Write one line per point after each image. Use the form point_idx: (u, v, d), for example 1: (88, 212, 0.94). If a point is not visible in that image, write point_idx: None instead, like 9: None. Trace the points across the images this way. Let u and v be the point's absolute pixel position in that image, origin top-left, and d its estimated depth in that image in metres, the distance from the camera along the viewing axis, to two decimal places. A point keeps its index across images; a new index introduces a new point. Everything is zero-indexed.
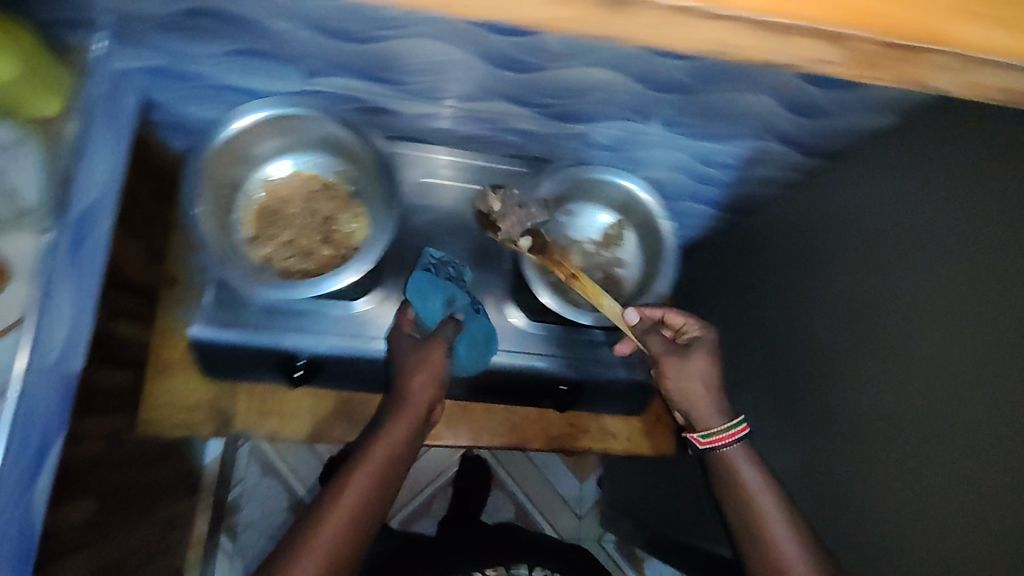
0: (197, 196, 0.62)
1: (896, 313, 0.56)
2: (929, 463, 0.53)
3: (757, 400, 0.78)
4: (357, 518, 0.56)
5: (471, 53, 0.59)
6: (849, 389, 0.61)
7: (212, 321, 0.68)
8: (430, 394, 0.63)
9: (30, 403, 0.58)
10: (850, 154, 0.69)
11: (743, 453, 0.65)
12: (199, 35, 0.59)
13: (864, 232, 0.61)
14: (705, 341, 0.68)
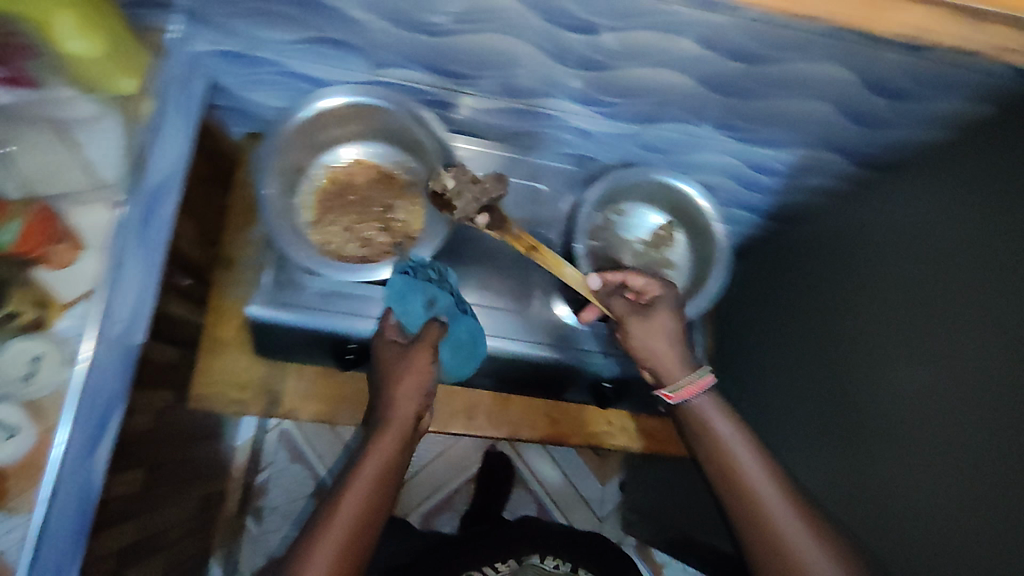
0: (266, 177, 0.64)
1: (936, 311, 0.59)
2: (952, 453, 0.54)
3: (795, 406, 0.79)
4: (346, 546, 0.53)
5: (542, 47, 0.62)
6: (894, 404, 0.62)
7: (270, 302, 0.71)
8: (414, 407, 0.60)
9: (96, 373, 0.59)
10: (909, 169, 0.70)
11: (710, 406, 0.63)
12: (281, 21, 0.62)
13: (915, 237, 0.64)
14: (666, 299, 0.67)
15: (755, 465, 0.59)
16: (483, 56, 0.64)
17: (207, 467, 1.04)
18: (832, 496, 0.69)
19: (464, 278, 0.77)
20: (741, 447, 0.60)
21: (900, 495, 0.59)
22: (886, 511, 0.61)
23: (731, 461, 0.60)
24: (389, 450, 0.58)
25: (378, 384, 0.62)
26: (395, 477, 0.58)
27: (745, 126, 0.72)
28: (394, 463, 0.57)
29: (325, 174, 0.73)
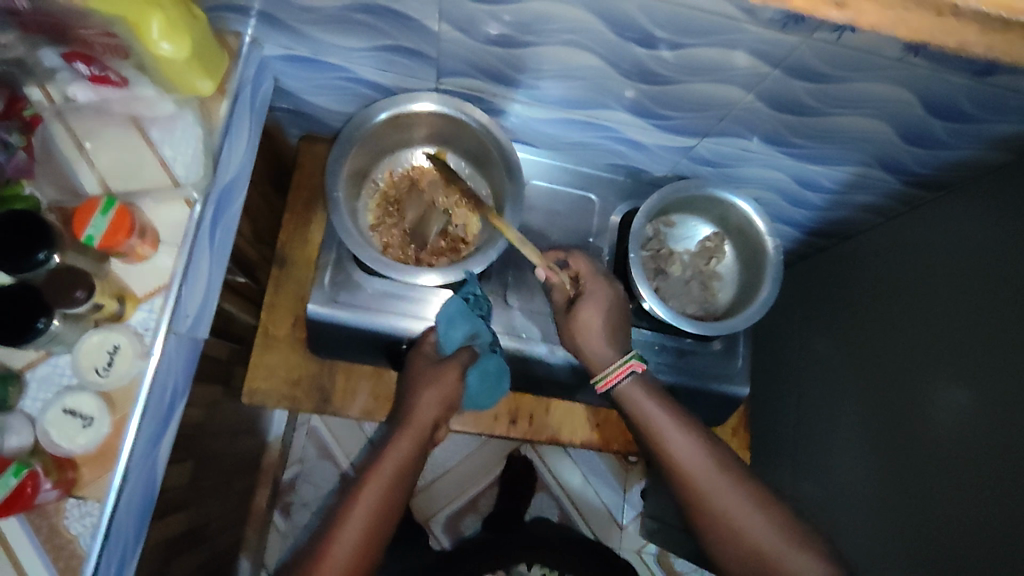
0: (338, 180, 0.65)
1: (991, 329, 0.61)
2: (998, 464, 0.57)
3: (834, 412, 0.82)
4: (368, 534, 0.58)
5: (607, 60, 0.63)
6: (951, 431, 0.63)
7: (326, 301, 0.72)
8: (434, 412, 0.67)
9: (169, 364, 0.61)
10: (969, 187, 0.72)
11: (637, 389, 0.66)
12: (353, 28, 0.64)
13: (970, 255, 0.66)
14: (595, 289, 0.69)
15: (690, 451, 0.63)
16: (546, 66, 0.66)
17: (242, 462, 1.05)
18: (884, 518, 0.71)
19: (514, 282, 0.78)
20: (672, 432, 0.64)
21: (956, 522, 0.61)
22: (941, 536, 0.62)
23: (668, 449, 0.63)
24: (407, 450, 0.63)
25: (405, 391, 0.69)
26: (409, 475, 0.63)
27: (798, 142, 0.73)
28: (411, 459, 0.63)
29: (384, 177, 0.74)
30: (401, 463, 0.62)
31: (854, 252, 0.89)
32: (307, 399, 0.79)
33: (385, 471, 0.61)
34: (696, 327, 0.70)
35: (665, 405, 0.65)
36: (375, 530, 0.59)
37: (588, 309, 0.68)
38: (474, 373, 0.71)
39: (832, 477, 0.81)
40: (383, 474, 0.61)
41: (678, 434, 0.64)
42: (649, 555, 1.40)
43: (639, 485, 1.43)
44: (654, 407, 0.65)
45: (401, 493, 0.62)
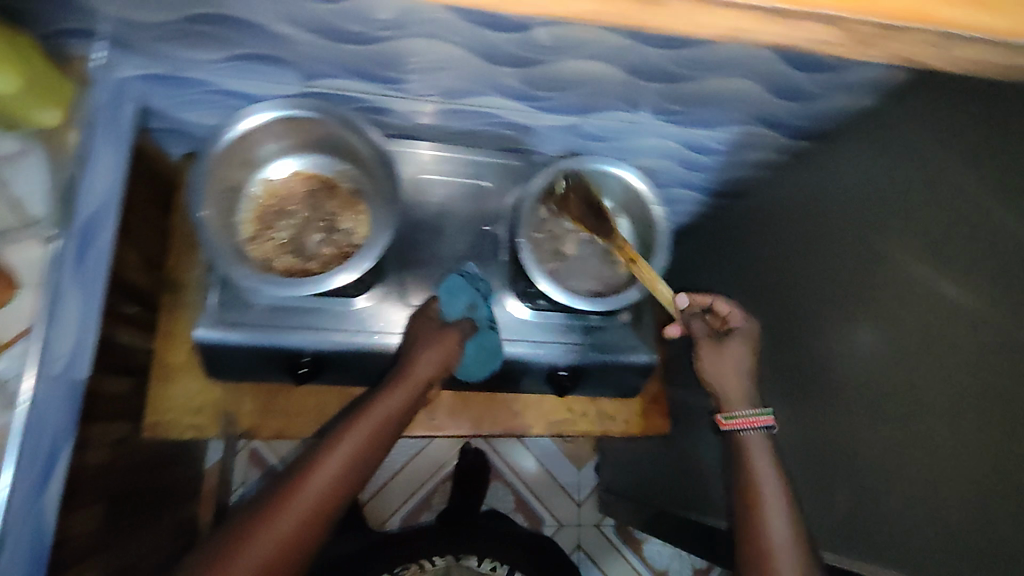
0: (201, 200, 0.62)
1: (892, 277, 0.59)
2: (913, 419, 0.55)
3: (835, 392, 0.64)
4: (314, 508, 0.54)
5: (467, 48, 0.62)
6: (863, 376, 0.60)
7: (216, 324, 0.69)
8: (431, 372, 0.64)
9: (40, 410, 0.58)
10: (845, 135, 0.71)
11: (759, 442, 0.65)
12: (200, 42, 0.61)
13: (860, 205, 0.64)
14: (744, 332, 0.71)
15: (777, 509, 0.60)
16: (412, 59, 0.64)
17: (171, 494, 1.02)
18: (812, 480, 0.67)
19: (415, 281, 0.77)
20: (768, 480, 0.62)
21: (883, 471, 0.58)
22: (870, 487, 0.60)
23: (754, 491, 0.61)
24: (389, 412, 0.61)
25: (405, 348, 0.67)
26: (382, 447, 0.60)
27: (678, 109, 0.73)
28: (401, 412, 0.61)
29: (260, 188, 0.72)
30: (375, 434, 0.59)
31: (750, 212, 0.88)
32: (212, 424, 0.77)
33: (368, 421, 0.59)
34: (594, 303, 0.70)
35: (774, 466, 0.63)
36: (323, 510, 0.54)
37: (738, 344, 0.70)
38: (472, 343, 0.71)
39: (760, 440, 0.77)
40: (366, 424, 0.59)
41: (769, 485, 0.62)
42: (608, 528, 1.42)
43: (592, 461, 1.45)
44: (763, 461, 0.63)
45: (366, 467, 0.58)
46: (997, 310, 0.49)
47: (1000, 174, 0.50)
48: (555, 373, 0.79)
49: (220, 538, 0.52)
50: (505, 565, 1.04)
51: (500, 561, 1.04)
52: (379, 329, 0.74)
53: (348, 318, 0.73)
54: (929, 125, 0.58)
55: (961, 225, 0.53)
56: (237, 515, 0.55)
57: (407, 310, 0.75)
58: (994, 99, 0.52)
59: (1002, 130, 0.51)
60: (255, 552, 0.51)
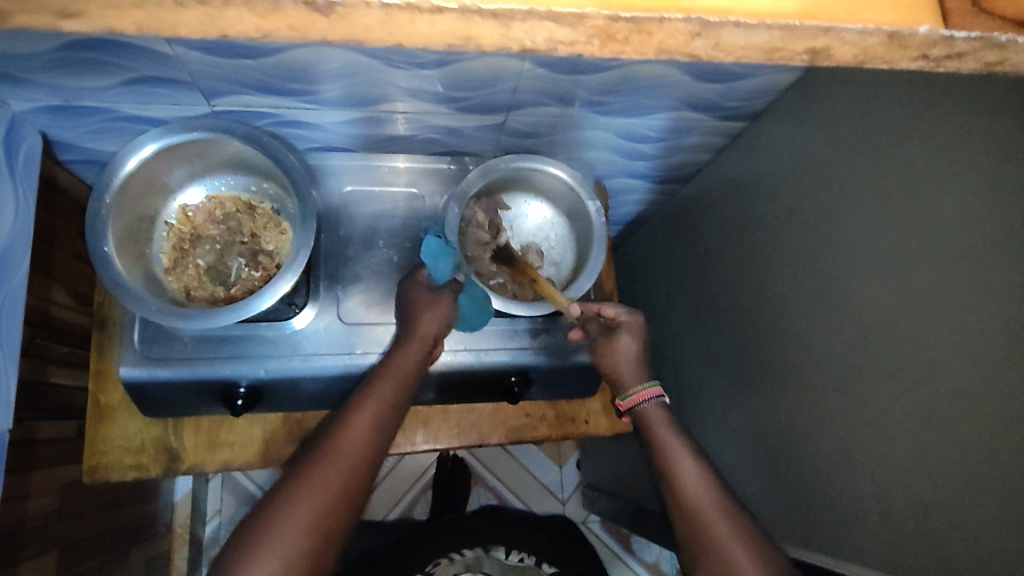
0: (105, 233, 0.59)
1: (850, 252, 0.58)
2: (878, 392, 0.54)
3: (808, 376, 0.64)
4: (350, 468, 0.55)
5: (370, 55, 0.59)
6: (827, 361, 0.61)
7: (142, 359, 0.67)
8: (436, 329, 0.65)
9: None
10: (793, 109, 0.70)
11: (657, 415, 0.67)
12: (87, 69, 0.58)
13: (812, 180, 0.64)
14: (633, 325, 0.70)
15: (697, 483, 0.61)
16: (312, 69, 0.61)
17: (135, 534, 0.99)
18: (787, 465, 0.68)
19: (349, 297, 0.74)
20: (680, 451, 0.63)
21: (849, 455, 0.58)
22: (835, 467, 0.60)
23: (675, 468, 0.63)
24: (408, 367, 0.63)
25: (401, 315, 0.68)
26: (403, 404, 0.61)
27: (605, 100, 0.71)
28: (416, 368, 0.63)
29: (178, 216, 0.70)
30: (397, 391, 0.61)
31: (711, 198, 0.87)
32: (154, 463, 0.74)
33: (387, 381, 0.61)
34: (528, 307, 0.67)
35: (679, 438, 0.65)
36: (359, 469, 0.55)
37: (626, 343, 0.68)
38: (465, 296, 0.69)
39: (737, 429, 0.78)
40: (386, 383, 0.61)
41: (687, 462, 0.63)
42: (594, 524, 1.41)
43: (574, 457, 1.44)
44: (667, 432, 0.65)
45: (392, 423, 0.60)
46: (945, 283, 0.48)
47: (939, 145, 0.49)
48: (504, 378, 0.77)
49: (263, 511, 0.52)
50: (534, 555, 1.02)
51: (529, 553, 1.02)
52: (315, 349, 0.71)
53: (280, 342, 0.71)
54: (865, 112, 0.57)
55: (899, 212, 0.52)
56: (276, 482, 0.55)
57: (344, 328, 0.72)
58: (923, 83, 0.51)
59: (940, 101, 0.49)
60: (302, 516, 0.51)
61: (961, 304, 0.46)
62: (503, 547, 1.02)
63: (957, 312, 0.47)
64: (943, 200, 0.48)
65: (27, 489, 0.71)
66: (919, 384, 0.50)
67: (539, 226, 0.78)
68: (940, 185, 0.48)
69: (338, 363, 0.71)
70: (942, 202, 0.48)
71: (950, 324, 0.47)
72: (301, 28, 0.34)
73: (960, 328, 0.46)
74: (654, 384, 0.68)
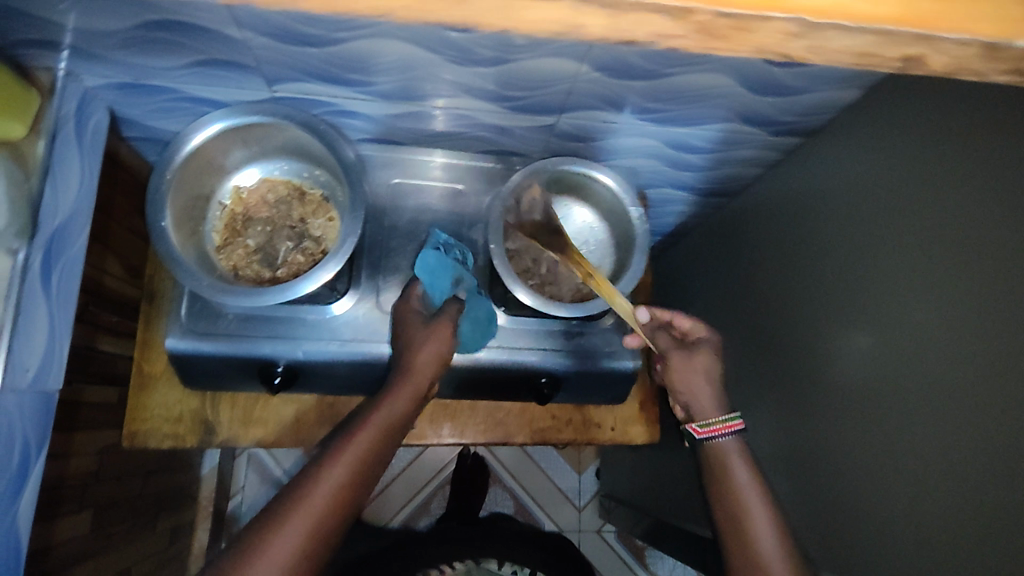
0: (164, 207, 0.62)
1: (897, 275, 0.58)
2: (919, 420, 0.54)
3: (844, 397, 0.63)
4: (327, 512, 0.53)
5: (430, 49, 0.60)
6: (867, 384, 0.60)
7: (189, 332, 0.69)
8: (432, 370, 0.63)
9: (11, 421, 0.59)
10: (848, 127, 0.69)
11: (736, 449, 0.67)
12: (160, 49, 0.61)
13: (861, 201, 0.64)
14: (709, 341, 0.73)
15: (764, 525, 0.61)
16: (372, 61, 0.62)
17: (165, 502, 1.02)
18: (821, 487, 0.67)
19: (389, 288, 0.75)
20: (755, 501, 0.63)
21: (890, 483, 0.57)
22: (869, 492, 0.60)
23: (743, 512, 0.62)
24: (398, 411, 0.60)
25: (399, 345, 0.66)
26: (387, 451, 0.59)
27: (657, 107, 0.71)
28: (407, 413, 0.61)
29: (231, 196, 0.72)
30: (384, 437, 0.59)
31: (756, 208, 0.87)
32: (190, 434, 0.77)
33: (374, 425, 0.59)
34: (566, 308, 0.68)
35: (758, 478, 0.65)
36: (330, 522, 0.53)
37: (705, 360, 0.71)
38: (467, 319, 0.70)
39: (766, 449, 0.77)
40: (372, 427, 0.59)
41: (760, 512, 0.62)
42: (609, 534, 1.40)
43: (594, 466, 1.43)
44: (747, 476, 0.65)
45: (374, 472, 0.58)
46: (999, 311, 0.47)
47: (998, 171, 0.49)
48: (534, 380, 0.77)
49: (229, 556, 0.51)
50: (527, 568, 1.04)
51: (521, 566, 1.05)
52: (355, 335, 0.73)
53: (322, 327, 0.72)
54: (927, 132, 0.56)
55: (957, 237, 0.52)
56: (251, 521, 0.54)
57: (382, 317, 0.74)
58: (987, 107, 0.51)
59: (1002, 125, 0.49)
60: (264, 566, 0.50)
61: (1012, 334, 0.46)
62: (495, 560, 1.05)
63: (1009, 343, 0.46)
64: (1000, 226, 0.48)
65: (69, 449, 0.73)
66: (967, 412, 0.49)
67: (579, 228, 0.78)
68: (999, 211, 0.48)
69: (374, 351, 0.72)
70: (1000, 228, 0.48)
71: (999, 352, 0.47)
72: (393, 9, 0.35)
73: (1012, 358, 0.46)
74: (735, 415, 0.68)
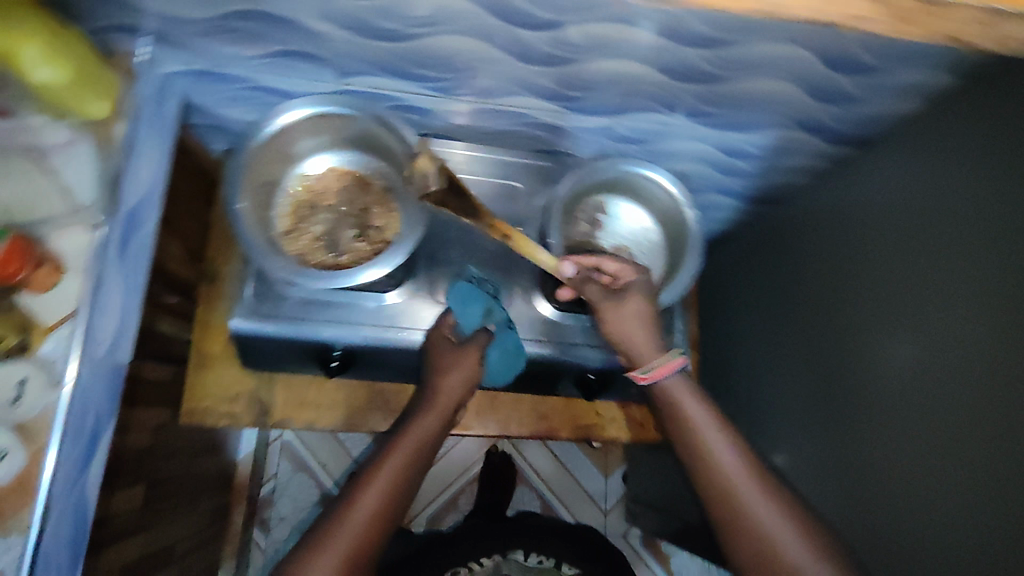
0: (239, 192, 0.65)
1: (941, 287, 0.59)
2: (962, 430, 0.55)
3: (886, 405, 0.64)
4: (364, 532, 0.56)
5: (500, 47, 0.62)
6: (909, 393, 0.61)
7: (252, 314, 0.71)
8: (458, 395, 0.67)
9: (86, 392, 0.61)
10: (902, 137, 0.70)
11: (681, 386, 0.64)
12: (241, 38, 0.63)
13: (906, 213, 0.65)
14: (638, 284, 0.67)
15: (724, 448, 0.61)
16: (442, 57, 0.64)
17: (206, 484, 1.05)
18: (862, 493, 0.67)
19: (443, 279, 0.77)
20: (714, 435, 0.62)
21: (939, 488, 0.57)
22: (916, 496, 0.60)
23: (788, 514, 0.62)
24: (424, 433, 0.64)
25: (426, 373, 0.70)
26: (418, 472, 0.63)
27: (714, 111, 0.72)
28: (434, 436, 0.64)
29: (297, 184, 0.74)
30: (415, 459, 0.62)
31: (795, 215, 0.88)
32: None
33: (404, 447, 0.62)
34: None
35: (706, 406, 0.64)
36: (366, 540, 0.56)
37: (632, 310, 0.65)
38: (494, 350, 0.71)
39: (806, 454, 0.77)
40: (402, 449, 0.62)
41: (719, 442, 0.61)
42: (634, 538, 1.41)
43: (620, 469, 1.44)
44: (696, 406, 0.63)
45: (406, 491, 0.61)
46: None
47: None
48: (582, 376, 0.79)
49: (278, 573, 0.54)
50: (553, 558, 1.06)
51: (548, 555, 1.06)
52: (411, 324, 0.75)
53: (378, 315, 0.74)
54: (982, 147, 0.58)
55: (1007, 252, 0.53)
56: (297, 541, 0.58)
57: (436, 308, 0.75)
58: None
59: None
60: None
61: None
62: (521, 550, 1.07)
63: None
64: None
65: (131, 424, 0.76)
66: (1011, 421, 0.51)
67: (633, 229, 0.79)
68: None
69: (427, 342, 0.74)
70: None
71: None
72: None
73: None
74: (676, 353, 0.65)
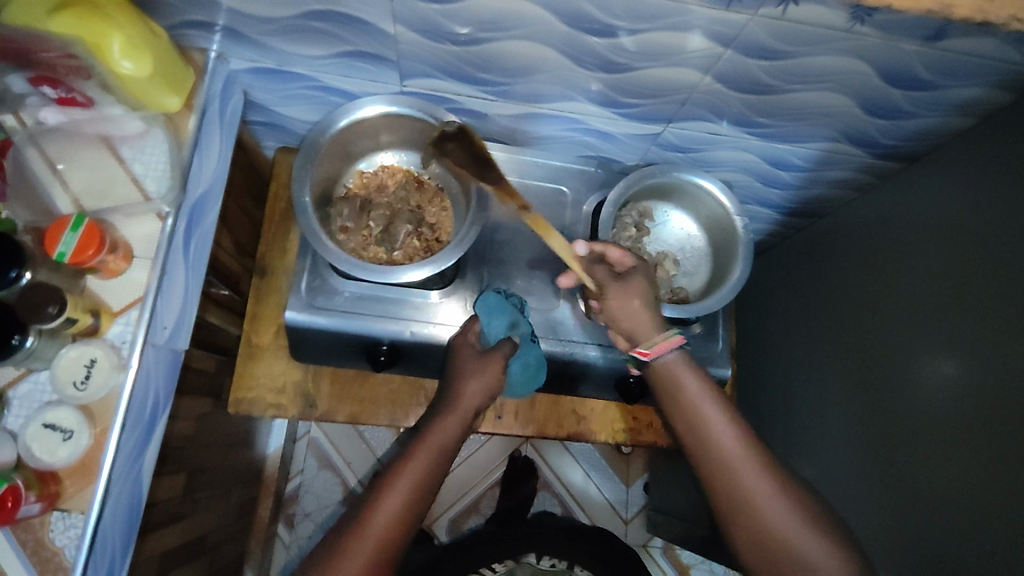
0: (306, 183, 0.66)
1: (983, 302, 0.60)
2: (996, 444, 0.56)
3: (920, 416, 0.65)
4: (387, 535, 0.59)
5: (564, 52, 0.64)
6: (942, 405, 0.62)
7: (304, 306, 0.73)
8: (480, 401, 0.67)
9: (147, 376, 0.62)
10: (953, 153, 0.71)
11: (681, 362, 0.65)
12: (312, 37, 0.65)
13: (951, 227, 0.66)
14: (642, 270, 0.68)
15: (721, 422, 0.63)
16: (505, 61, 0.66)
17: (238, 476, 1.06)
18: (893, 504, 0.68)
19: (490, 279, 0.78)
20: (712, 412, 0.63)
21: (965, 492, 0.58)
22: (945, 508, 0.60)
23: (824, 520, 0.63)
24: (446, 439, 0.64)
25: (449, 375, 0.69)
26: (439, 475, 0.64)
27: (765, 121, 0.73)
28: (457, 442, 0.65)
29: (354, 180, 0.76)
30: (437, 463, 0.63)
31: (839, 228, 0.89)
32: None
33: (428, 450, 0.63)
34: (670, 307, 0.71)
35: (704, 384, 0.65)
36: (389, 543, 0.59)
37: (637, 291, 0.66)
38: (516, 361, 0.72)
39: (838, 464, 0.78)
40: (426, 453, 0.63)
41: (718, 419, 0.63)
42: (654, 548, 1.41)
43: (642, 479, 1.44)
44: (695, 383, 0.65)
45: (427, 494, 0.62)
46: None
47: None
48: (623, 378, 0.79)
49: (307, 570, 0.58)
50: (565, 560, 1.06)
51: (561, 558, 1.06)
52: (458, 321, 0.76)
53: (424, 310, 0.75)
54: None
55: None
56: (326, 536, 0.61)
57: None
58: None
59: None
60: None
61: None
62: (535, 555, 1.06)
63: None
64: None
65: (179, 411, 0.77)
66: None
67: (680, 236, 0.81)
68: None
69: None
70: None
71: None
72: None
73: None
74: (675, 331, 0.65)
